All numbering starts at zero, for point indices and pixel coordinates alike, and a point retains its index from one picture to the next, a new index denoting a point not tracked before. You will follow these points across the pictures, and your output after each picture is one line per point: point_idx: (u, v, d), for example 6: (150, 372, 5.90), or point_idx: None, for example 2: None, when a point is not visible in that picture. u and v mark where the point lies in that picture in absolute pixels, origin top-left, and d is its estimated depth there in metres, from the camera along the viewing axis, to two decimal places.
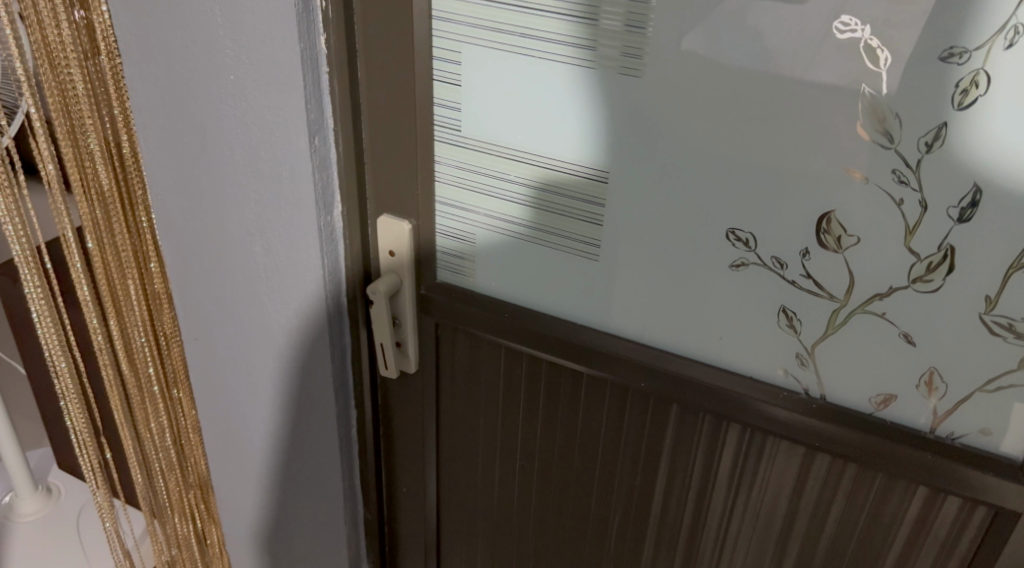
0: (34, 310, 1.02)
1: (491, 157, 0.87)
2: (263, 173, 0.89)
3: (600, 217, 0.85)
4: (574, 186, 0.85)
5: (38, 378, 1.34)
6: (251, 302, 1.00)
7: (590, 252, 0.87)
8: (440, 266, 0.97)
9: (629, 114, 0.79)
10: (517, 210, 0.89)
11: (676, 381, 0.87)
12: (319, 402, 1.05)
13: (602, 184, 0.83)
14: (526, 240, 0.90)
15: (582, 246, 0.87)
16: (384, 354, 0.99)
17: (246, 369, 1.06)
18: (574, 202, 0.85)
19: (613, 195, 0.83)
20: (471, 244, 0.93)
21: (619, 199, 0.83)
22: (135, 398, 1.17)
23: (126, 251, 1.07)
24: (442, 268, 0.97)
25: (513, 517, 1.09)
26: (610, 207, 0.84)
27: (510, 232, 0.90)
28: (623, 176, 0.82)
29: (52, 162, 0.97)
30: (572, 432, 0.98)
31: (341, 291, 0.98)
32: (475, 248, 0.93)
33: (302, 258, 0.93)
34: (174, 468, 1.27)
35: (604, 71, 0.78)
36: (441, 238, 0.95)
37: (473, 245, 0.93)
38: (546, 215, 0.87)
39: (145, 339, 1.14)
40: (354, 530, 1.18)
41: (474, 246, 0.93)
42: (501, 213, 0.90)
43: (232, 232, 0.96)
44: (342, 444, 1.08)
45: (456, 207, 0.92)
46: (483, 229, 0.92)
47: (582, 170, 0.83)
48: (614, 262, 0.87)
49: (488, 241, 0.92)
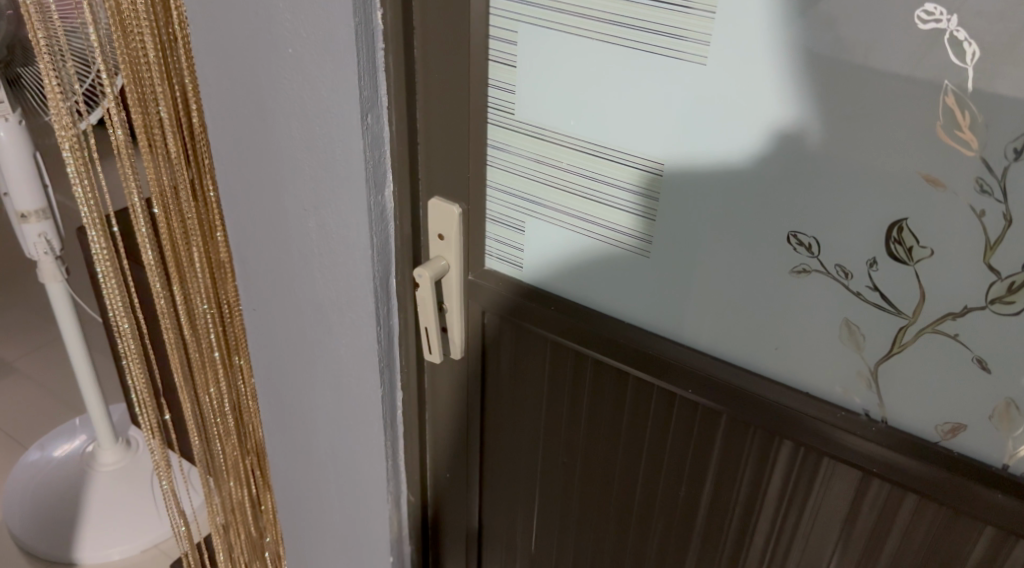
0: (100, 270, 1.06)
1: (545, 144, 0.84)
2: (315, 149, 0.88)
3: (659, 214, 0.80)
4: (634, 179, 0.80)
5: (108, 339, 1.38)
6: (304, 278, 1.00)
7: (647, 250, 0.83)
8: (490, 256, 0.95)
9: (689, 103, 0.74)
10: (574, 200, 0.85)
11: (726, 390, 0.83)
12: (362, 384, 1.04)
13: (663, 177, 0.78)
14: (577, 231, 0.87)
15: (640, 243, 0.83)
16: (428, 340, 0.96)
17: (298, 341, 1.07)
18: (633, 196, 0.81)
19: (671, 188, 0.79)
20: (520, 232, 0.91)
21: (676, 192, 0.78)
22: (197, 362, 1.22)
23: (191, 221, 1.09)
24: (492, 259, 0.95)
25: (554, 513, 1.06)
26: (667, 204, 0.79)
27: (560, 222, 0.87)
28: (683, 170, 0.77)
29: (121, 128, 1.00)
30: (617, 434, 0.94)
31: (390, 273, 0.96)
32: (525, 236, 0.91)
33: (352, 238, 0.92)
34: (231, 434, 1.30)
35: (668, 58, 0.73)
36: (489, 224, 0.92)
37: (521, 234, 0.91)
38: (603, 207, 0.84)
39: (206, 308, 1.16)
40: (398, 511, 1.18)
41: (524, 237, 0.91)
42: (552, 201, 0.87)
43: (286, 207, 0.96)
44: (387, 426, 1.07)
45: (509, 192, 0.89)
46: (536, 218, 0.89)
47: (642, 164, 0.79)
48: (668, 260, 0.82)
49: (537, 230, 0.89)
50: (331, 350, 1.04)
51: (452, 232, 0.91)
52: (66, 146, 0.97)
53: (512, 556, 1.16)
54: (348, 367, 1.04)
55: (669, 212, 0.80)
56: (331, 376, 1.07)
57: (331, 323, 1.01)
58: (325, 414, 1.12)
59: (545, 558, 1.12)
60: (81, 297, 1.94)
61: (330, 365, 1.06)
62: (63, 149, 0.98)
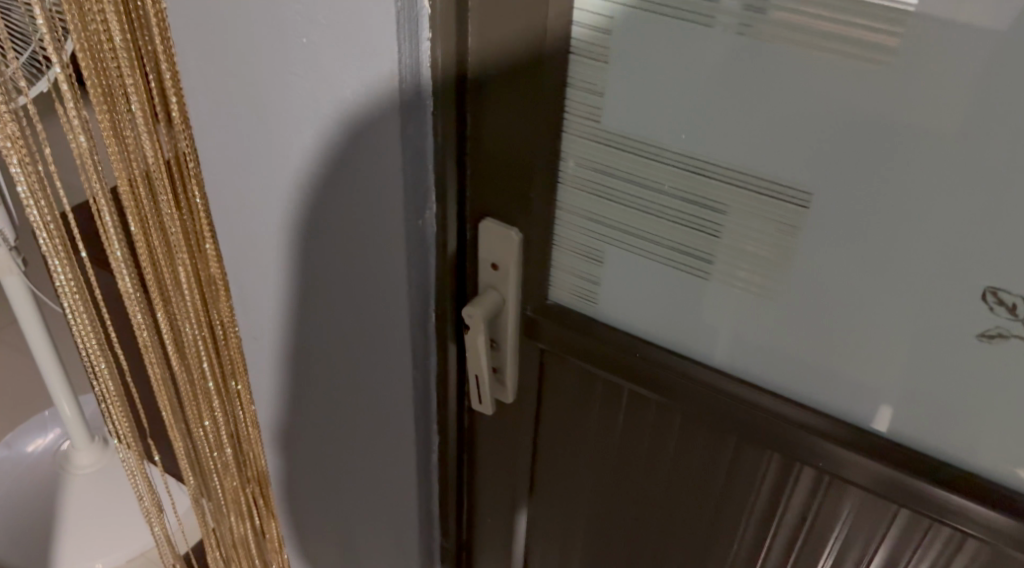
0: (67, 304, 0.87)
1: (605, 150, 0.69)
2: (338, 165, 0.70)
3: (766, 244, 0.66)
4: (725, 197, 0.66)
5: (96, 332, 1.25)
6: (320, 314, 0.83)
7: (721, 279, 0.69)
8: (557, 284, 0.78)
9: (858, 118, 0.58)
10: (641, 219, 0.70)
11: (870, 469, 0.69)
12: (394, 432, 0.87)
13: (730, 188, 0.65)
14: (642, 254, 0.72)
15: (720, 272, 0.69)
16: (479, 388, 0.79)
17: (311, 378, 0.90)
18: (696, 210, 0.67)
19: (738, 199, 0.65)
20: (598, 263, 0.75)
21: (748, 207, 0.65)
22: (189, 393, 1.03)
23: (175, 237, 0.90)
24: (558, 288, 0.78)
25: (618, 564, 0.93)
26: (754, 224, 0.65)
27: (619, 244, 0.72)
28: (765, 181, 0.63)
29: (84, 132, 0.79)
30: (706, 494, 0.80)
31: (428, 307, 0.79)
32: (604, 268, 0.75)
33: (387, 272, 0.75)
34: (229, 467, 1.14)
35: (781, 49, 0.58)
36: (558, 252, 0.76)
37: (600, 266, 0.74)
38: (670, 227, 0.69)
39: (198, 334, 0.98)
40: (429, 558, 1.02)
41: (603, 267, 0.74)
42: (611, 218, 0.72)
43: (297, 230, 0.77)
44: (421, 476, 0.91)
45: (588, 217, 0.73)
46: (594, 239, 0.74)
47: (705, 170, 0.65)
48: (785, 303, 0.67)
49: (620, 262, 0.73)
50: (356, 394, 0.87)
51: (509, 263, 0.74)
52: (13, 163, 0.77)
53: None
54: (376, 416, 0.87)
55: (754, 235, 0.66)
56: (353, 418, 0.91)
57: (357, 366, 0.84)
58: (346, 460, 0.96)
59: None
60: (41, 288, 1.74)
61: (353, 409, 0.89)
62: (8, 165, 0.78)
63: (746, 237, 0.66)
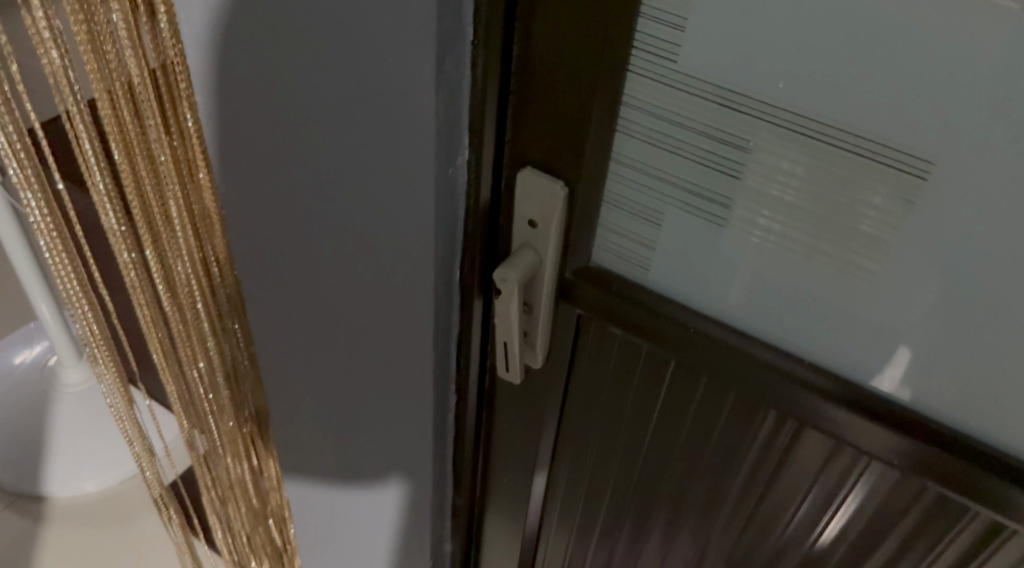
0: (43, 243, 0.77)
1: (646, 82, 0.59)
2: (358, 98, 0.60)
3: (803, 193, 0.58)
4: (785, 143, 0.57)
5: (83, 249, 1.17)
6: (329, 263, 0.73)
7: (742, 227, 0.62)
8: (603, 247, 0.69)
9: (997, 75, 0.49)
10: (679, 163, 0.61)
11: (955, 471, 0.61)
12: (410, 394, 0.79)
13: (757, 121, 0.57)
14: (672, 203, 0.63)
15: (740, 218, 0.61)
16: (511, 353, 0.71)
17: (318, 331, 0.81)
18: (721, 147, 0.59)
19: (765, 134, 0.57)
20: (656, 226, 0.65)
21: (776, 142, 0.57)
22: (180, 334, 0.93)
23: (165, 164, 0.79)
24: (604, 250, 0.69)
25: (644, 530, 0.88)
26: (795, 170, 0.57)
27: (648, 190, 0.64)
28: (798, 115, 0.55)
29: (57, 48, 0.68)
30: (755, 473, 0.74)
31: (453, 264, 0.70)
32: (662, 233, 0.65)
33: (410, 225, 0.65)
34: (223, 409, 1.06)
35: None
36: (608, 210, 0.66)
37: (659, 230, 0.65)
38: (711, 172, 0.61)
39: (189, 272, 0.89)
40: (439, 517, 0.96)
41: (660, 230, 0.65)
42: (643, 161, 0.63)
43: (306, 170, 0.68)
44: (436, 438, 0.84)
45: (651, 173, 0.63)
46: (620, 184, 0.65)
47: (732, 100, 0.57)
48: (817, 260, 0.60)
49: (682, 226, 0.64)
50: (368, 355, 0.79)
51: (550, 220, 0.65)
52: None
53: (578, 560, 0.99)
54: (389, 378, 0.79)
55: (786, 177, 0.58)
56: (362, 378, 0.82)
57: (372, 325, 0.75)
58: (354, 420, 0.88)
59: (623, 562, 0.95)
60: None
61: (363, 370, 0.81)
62: None
63: (772, 177, 0.59)
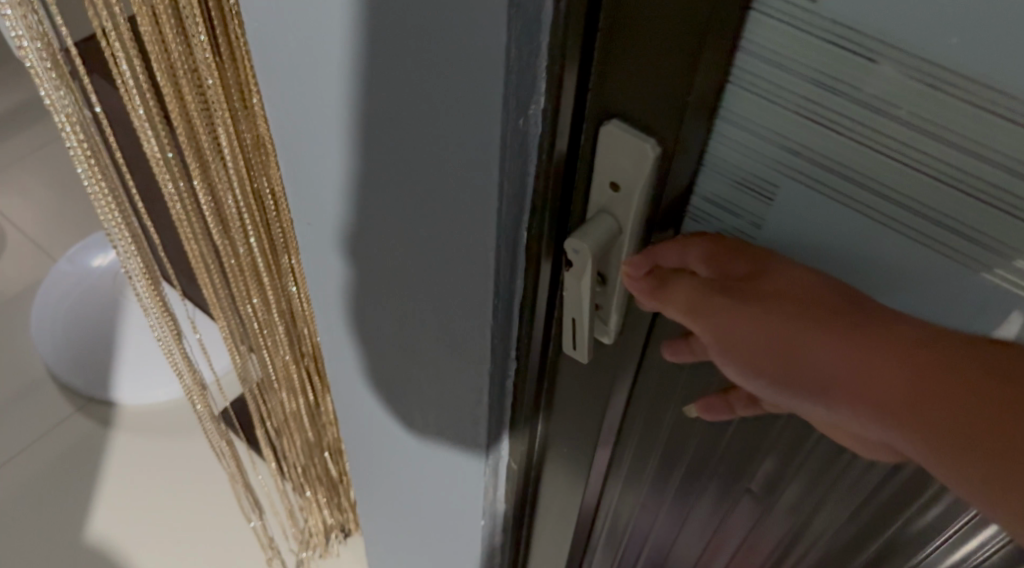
0: (82, 169, 0.71)
1: (769, 28, 0.47)
2: (418, 34, 0.50)
3: (953, 178, 0.47)
4: (938, 116, 0.45)
5: (138, 167, 1.12)
6: (383, 212, 0.65)
7: (834, 188, 0.51)
8: (697, 213, 0.59)
9: None
10: (797, 128, 0.50)
11: None
12: (468, 358, 0.72)
13: (866, 64, 0.45)
14: (784, 174, 0.53)
15: (859, 195, 0.51)
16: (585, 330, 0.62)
17: (370, 283, 0.74)
18: (817, 94, 0.48)
19: (875, 82, 0.46)
20: (767, 199, 0.55)
21: (886, 92, 0.46)
22: (233, 265, 0.89)
23: (213, 90, 0.71)
24: (698, 217, 0.59)
25: (721, 501, 0.81)
26: (948, 149, 0.46)
27: (756, 157, 0.53)
28: (920, 60, 0.44)
29: None
30: (856, 469, 0.65)
31: (521, 225, 0.61)
32: (774, 209, 0.55)
33: (472, 182, 0.56)
34: (289, 343, 1.00)
35: None
36: (709, 175, 0.56)
37: (769, 205, 0.55)
38: (838, 144, 0.49)
39: (241, 207, 0.81)
40: (495, 483, 0.90)
41: (766, 203, 0.55)
42: (754, 123, 0.52)
43: (357, 109, 0.59)
44: (494, 406, 0.77)
45: (764, 138, 0.52)
46: (723, 146, 0.54)
47: (838, 36, 0.45)
48: (947, 251, 0.50)
49: (798, 203, 0.53)
50: (424, 313, 0.71)
51: (637, 186, 0.55)
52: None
53: (646, 521, 0.92)
54: (447, 337, 0.71)
55: (894, 135, 0.47)
56: (417, 336, 0.75)
57: (429, 282, 0.68)
58: (409, 376, 0.81)
59: (694, 534, 0.88)
60: None
61: (419, 328, 0.73)
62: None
63: (876, 133, 0.48)
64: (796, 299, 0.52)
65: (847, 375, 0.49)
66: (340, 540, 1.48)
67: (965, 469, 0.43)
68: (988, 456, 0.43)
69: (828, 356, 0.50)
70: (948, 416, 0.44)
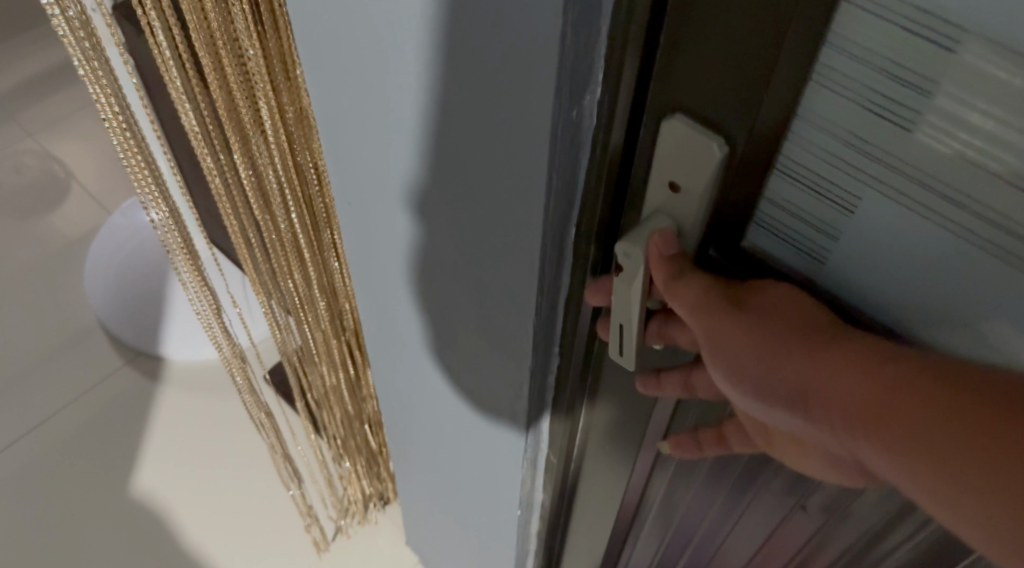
0: (118, 144, 0.68)
1: (858, 19, 0.41)
2: (467, 6, 0.46)
3: None
4: None
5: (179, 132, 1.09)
6: (425, 196, 0.61)
7: (902, 195, 0.46)
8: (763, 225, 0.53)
9: None
10: (884, 133, 0.44)
11: None
12: (508, 351, 0.68)
13: (945, 56, 0.40)
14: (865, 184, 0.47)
15: (952, 211, 0.45)
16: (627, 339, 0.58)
17: (410, 268, 0.70)
18: (909, 94, 0.42)
19: (954, 75, 0.41)
20: (846, 213, 0.49)
21: (966, 87, 0.41)
22: (273, 243, 0.86)
23: (253, 59, 0.68)
24: (764, 230, 0.53)
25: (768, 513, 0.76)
26: None
27: (834, 163, 0.47)
28: (1011, 53, 0.39)
29: None
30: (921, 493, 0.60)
31: (570, 219, 0.56)
32: (854, 224, 0.49)
33: (519, 170, 0.52)
34: (328, 318, 0.97)
35: None
36: (779, 184, 0.50)
37: (849, 219, 0.49)
38: (930, 152, 0.43)
39: (281, 184, 0.78)
40: (533, 472, 0.87)
41: (844, 216, 0.49)
42: (834, 125, 0.46)
43: (399, 90, 0.55)
44: (534, 399, 0.73)
45: (845, 142, 0.46)
46: (797, 151, 0.48)
47: (918, 24, 0.40)
48: None
49: (882, 219, 0.47)
50: (467, 300, 0.67)
51: (698, 183, 0.50)
52: None
53: (687, 523, 0.88)
54: (487, 329, 0.68)
55: (971, 135, 0.42)
56: (457, 325, 0.71)
57: (469, 272, 0.64)
58: (449, 362, 0.78)
59: (738, 540, 0.84)
60: None
61: (460, 315, 0.70)
62: None
63: (951, 133, 0.42)
64: (772, 314, 0.50)
65: (818, 385, 0.47)
66: (379, 508, 1.48)
67: (928, 488, 0.41)
68: (940, 475, 0.41)
69: (799, 375, 0.48)
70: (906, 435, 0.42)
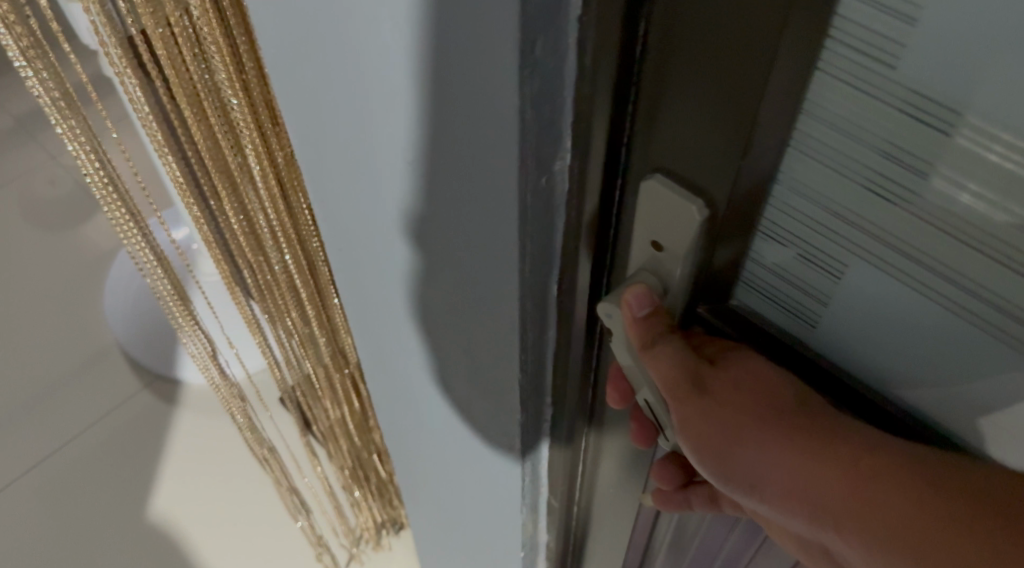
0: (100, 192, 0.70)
1: (844, 92, 0.40)
2: (432, 86, 0.45)
3: None
4: None
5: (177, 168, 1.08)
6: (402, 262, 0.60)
7: (890, 268, 0.44)
8: (755, 283, 0.52)
9: None
10: (870, 206, 0.43)
11: None
12: (496, 411, 0.66)
13: (939, 137, 0.39)
14: (853, 251, 0.45)
15: (942, 287, 0.43)
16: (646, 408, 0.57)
17: (393, 324, 0.69)
18: (897, 171, 0.41)
19: (948, 157, 0.39)
20: (834, 279, 0.47)
21: (958, 169, 0.39)
22: (267, 290, 0.84)
23: (237, 108, 0.66)
24: (755, 287, 0.52)
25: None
26: None
27: (822, 228, 0.46)
28: (1003, 136, 0.37)
29: None
30: None
31: (550, 289, 0.54)
32: (841, 289, 0.47)
33: (490, 245, 0.50)
34: (330, 356, 0.95)
35: None
36: (767, 245, 0.49)
37: (836, 284, 0.47)
38: (916, 229, 0.42)
39: (271, 230, 0.76)
40: (532, 522, 0.84)
41: (834, 281, 0.47)
42: (822, 192, 0.44)
43: (362, 162, 0.53)
44: (527, 456, 0.71)
45: (832, 211, 0.45)
46: (783, 217, 0.47)
47: (912, 105, 0.39)
48: None
49: (869, 287, 0.46)
50: (454, 359, 0.65)
51: (682, 244, 0.49)
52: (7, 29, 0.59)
53: None
54: (475, 388, 0.66)
55: (961, 212, 0.40)
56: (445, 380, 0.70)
57: (451, 333, 0.62)
58: (443, 416, 0.75)
59: None
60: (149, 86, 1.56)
61: (449, 375, 0.68)
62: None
63: (942, 212, 0.41)
64: (730, 402, 0.51)
65: (785, 478, 0.49)
66: (392, 534, 1.41)
67: None
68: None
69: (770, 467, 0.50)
70: (885, 525, 0.45)
